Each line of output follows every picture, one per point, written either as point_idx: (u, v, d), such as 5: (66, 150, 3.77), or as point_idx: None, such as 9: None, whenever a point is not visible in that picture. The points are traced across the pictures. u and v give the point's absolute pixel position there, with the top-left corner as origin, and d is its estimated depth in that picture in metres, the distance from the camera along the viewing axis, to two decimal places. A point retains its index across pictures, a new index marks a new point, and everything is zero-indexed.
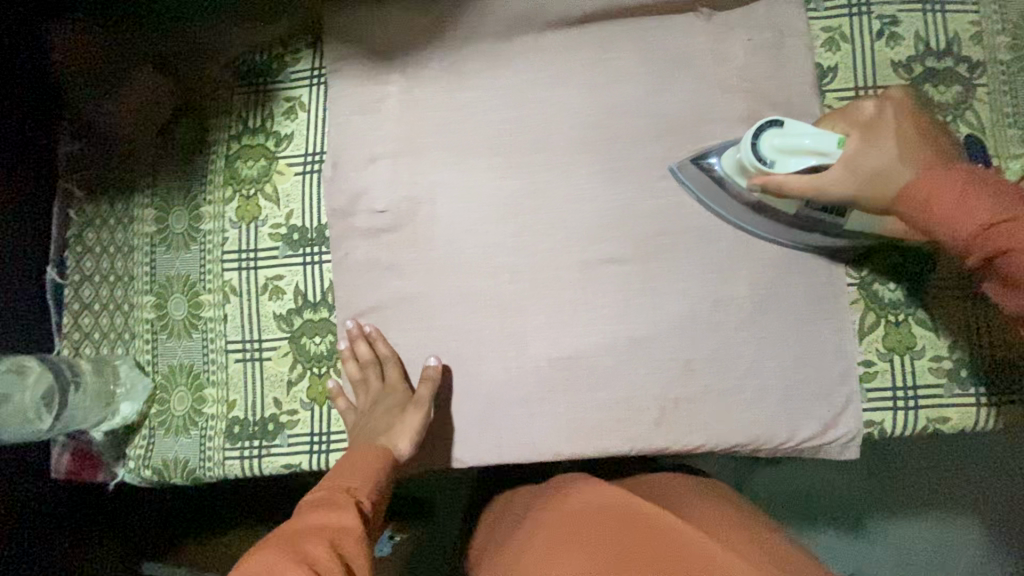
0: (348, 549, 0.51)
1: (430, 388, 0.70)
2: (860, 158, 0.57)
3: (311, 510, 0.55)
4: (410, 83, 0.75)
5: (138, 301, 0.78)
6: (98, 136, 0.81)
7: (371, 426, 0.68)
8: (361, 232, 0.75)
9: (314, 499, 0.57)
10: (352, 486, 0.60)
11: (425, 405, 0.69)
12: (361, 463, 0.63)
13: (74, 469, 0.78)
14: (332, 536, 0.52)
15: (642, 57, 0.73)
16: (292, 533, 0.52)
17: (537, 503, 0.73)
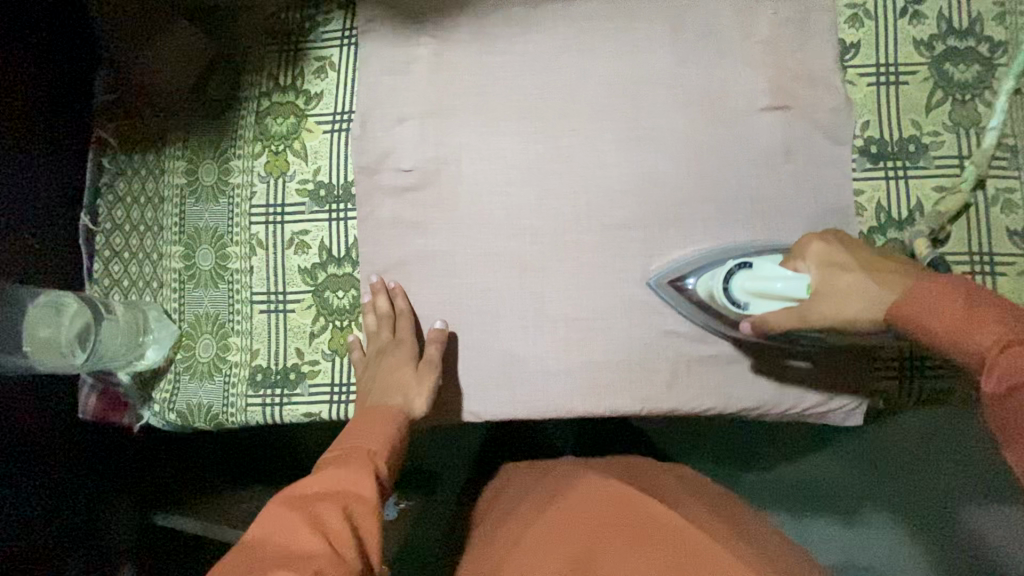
0: (360, 517, 0.54)
1: (438, 349, 0.72)
2: (844, 289, 0.56)
3: (332, 467, 0.58)
4: (440, 45, 0.77)
5: (166, 251, 0.81)
6: (133, 88, 0.83)
7: (385, 382, 0.70)
8: (387, 190, 0.77)
9: (335, 456, 0.60)
10: (371, 447, 0.61)
11: (437, 365, 0.71)
12: (383, 424, 0.64)
13: (101, 410, 0.81)
14: (347, 501, 0.54)
15: (669, 28, 0.74)
16: (310, 495, 0.55)
17: (535, 492, 0.75)
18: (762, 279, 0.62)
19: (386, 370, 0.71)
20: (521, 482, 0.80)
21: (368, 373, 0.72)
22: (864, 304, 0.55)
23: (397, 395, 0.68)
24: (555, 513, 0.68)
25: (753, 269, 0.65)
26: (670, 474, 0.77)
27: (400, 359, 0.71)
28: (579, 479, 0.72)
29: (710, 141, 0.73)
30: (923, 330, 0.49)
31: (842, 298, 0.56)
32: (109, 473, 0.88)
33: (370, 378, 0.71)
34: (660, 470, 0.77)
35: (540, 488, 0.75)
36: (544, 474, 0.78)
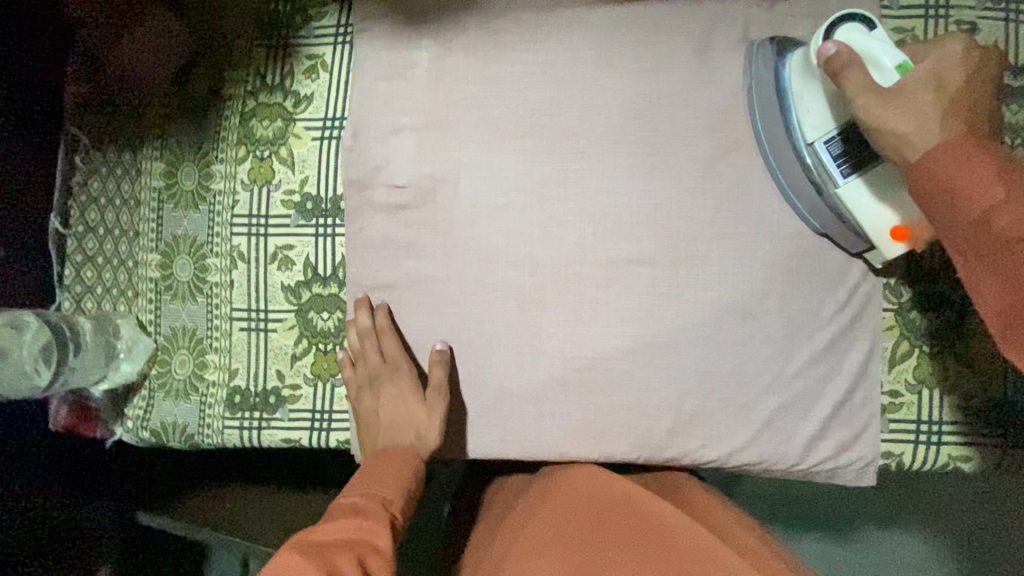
0: (376, 568, 0.51)
1: (442, 371, 0.68)
2: (914, 102, 0.50)
3: (347, 517, 0.55)
4: (442, 50, 0.70)
5: (143, 259, 0.76)
6: (108, 79, 0.76)
7: (395, 416, 0.68)
8: (378, 207, 0.71)
9: (352, 503, 0.57)
10: (386, 496, 0.59)
11: (445, 390, 0.68)
12: (399, 471, 0.62)
13: (73, 423, 0.76)
14: (363, 552, 0.51)
15: (693, 44, 0.67)
16: (323, 544, 0.51)
17: (530, 491, 0.71)
18: (873, 48, 0.53)
19: (391, 400, 0.68)
20: (507, 494, 0.76)
21: (370, 406, 0.69)
22: (911, 129, 0.49)
23: (410, 431, 0.67)
24: (555, 522, 0.63)
25: (874, 33, 0.54)
26: (669, 477, 0.73)
27: (405, 388, 0.68)
28: (581, 473, 0.68)
29: (730, 173, 0.67)
30: (937, 176, 0.46)
31: (902, 118, 0.50)
32: (86, 483, 0.85)
33: (374, 411, 0.69)
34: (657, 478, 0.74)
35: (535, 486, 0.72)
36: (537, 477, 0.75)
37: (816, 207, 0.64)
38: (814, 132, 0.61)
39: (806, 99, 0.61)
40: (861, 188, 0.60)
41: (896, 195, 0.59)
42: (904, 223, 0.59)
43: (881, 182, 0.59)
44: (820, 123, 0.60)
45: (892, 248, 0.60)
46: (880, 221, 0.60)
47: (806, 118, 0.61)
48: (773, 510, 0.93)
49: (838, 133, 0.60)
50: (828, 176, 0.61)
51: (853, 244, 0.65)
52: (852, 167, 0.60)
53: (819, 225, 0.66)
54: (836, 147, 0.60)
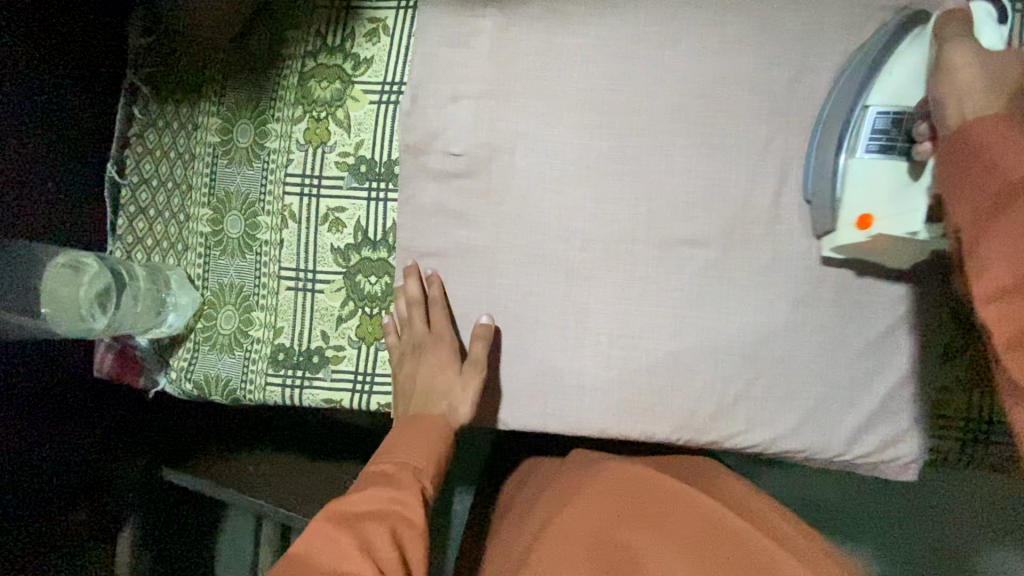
0: (410, 540, 0.50)
1: (484, 347, 0.67)
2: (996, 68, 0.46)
3: (378, 486, 0.54)
4: (507, 19, 0.70)
5: (194, 213, 0.77)
6: (172, 33, 0.77)
7: (426, 385, 0.66)
8: (432, 174, 0.71)
9: (382, 471, 0.56)
10: (418, 465, 0.58)
11: (482, 366, 0.67)
12: (427, 439, 0.60)
13: (116, 370, 0.77)
14: (396, 524, 0.50)
15: (764, 26, 0.66)
16: (357, 514, 0.51)
17: (563, 474, 0.72)
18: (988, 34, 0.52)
19: (427, 370, 0.67)
20: (539, 480, 0.76)
21: (408, 372, 0.68)
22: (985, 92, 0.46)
23: (439, 400, 0.65)
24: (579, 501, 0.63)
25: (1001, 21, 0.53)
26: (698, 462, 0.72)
27: (443, 358, 0.67)
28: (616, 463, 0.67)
29: (804, 169, 0.66)
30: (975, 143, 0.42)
31: (982, 78, 0.45)
32: (110, 436, 0.83)
33: (409, 377, 0.68)
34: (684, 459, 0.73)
35: (570, 469, 0.72)
36: (572, 458, 0.75)
37: (823, 171, 0.64)
38: (880, 98, 0.59)
39: (898, 63, 0.59)
40: (869, 168, 0.59)
41: (888, 188, 0.58)
42: (874, 218, 0.59)
43: (887, 175, 0.58)
44: (892, 94, 0.59)
45: (852, 234, 0.60)
46: (859, 204, 0.60)
47: (883, 83, 0.60)
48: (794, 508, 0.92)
49: (894, 110, 0.58)
50: (854, 143, 0.60)
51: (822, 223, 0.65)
52: (878, 146, 0.59)
53: (810, 189, 0.65)
54: (883, 121, 0.59)
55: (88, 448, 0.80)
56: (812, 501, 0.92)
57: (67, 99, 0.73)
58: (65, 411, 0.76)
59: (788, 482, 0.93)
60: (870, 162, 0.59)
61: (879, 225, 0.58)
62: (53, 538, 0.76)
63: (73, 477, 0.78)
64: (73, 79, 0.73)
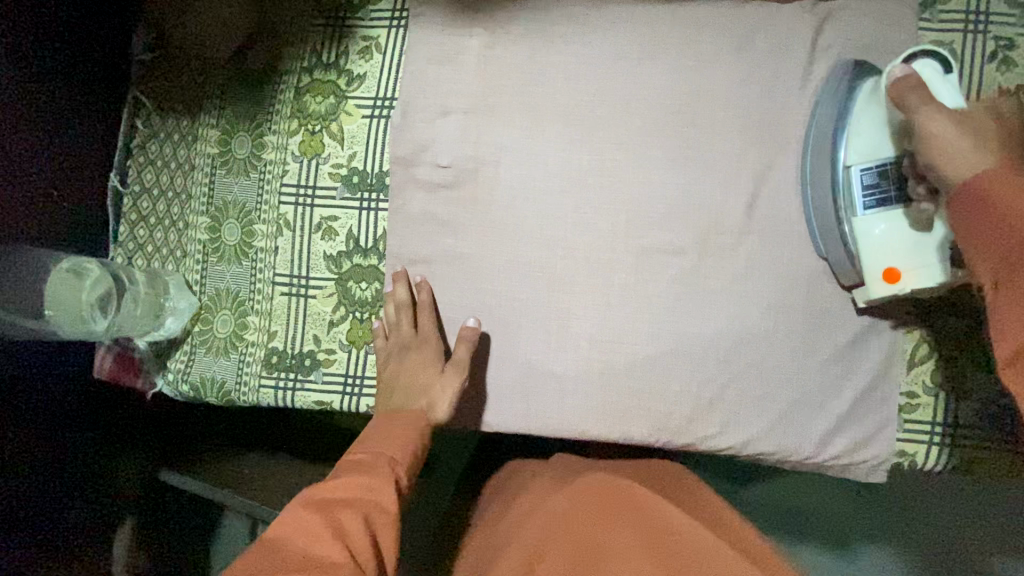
0: (382, 524, 0.52)
1: (467, 349, 0.70)
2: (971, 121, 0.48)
3: (353, 474, 0.56)
4: (492, 38, 0.73)
5: (193, 221, 0.80)
6: (174, 49, 0.81)
7: (410, 382, 0.69)
8: (420, 185, 0.74)
9: (359, 460, 0.59)
10: (394, 455, 0.60)
11: (464, 367, 0.69)
12: (405, 430, 0.63)
13: (116, 372, 0.80)
14: (369, 509, 0.53)
15: (736, 46, 0.70)
16: (332, 498, 0.53)
17: (538, 482, 0.74)
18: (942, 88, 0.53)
19: (411, 368, 0.69)
20: (519, 481, 0.78)
21: (392, 371, 0.70)
22: (966, 148, 0.46)
23: (422, 400, 0.67)
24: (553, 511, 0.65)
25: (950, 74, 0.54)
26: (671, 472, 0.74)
27: (427, 358, 0.70)
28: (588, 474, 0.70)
29: (810, 233, 0.69)
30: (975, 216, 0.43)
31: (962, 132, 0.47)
32: (104, 437, 0.85)
33: (393, 375, 0.70)
34: (663, 469, 0.75)
35: (544, 479, 0.75)
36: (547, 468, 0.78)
37: (830, 228, 0.66)
38: (856, 157, 0.62)
39: (861, 121, 0.62)
40: (875, 225, 0.61)
41: (902, 244, 0.60)
42: (899, 271, 0.60)
43: (895, 227, 0.60)
44: (867, 152, 0.61)
45: (880, 290, 0.62)
46: (878, 262, 0.62)
47: (853, 141, 0.62)
48: (772, 512, 0.95)
49: (877, 164, 0.61)
50: (850, 203, 0.63)
51: (847, 275, 0.67)
52: (875, 201, 0.61)
53: (823, 249, 0.68)
54: (869, 178, 0.61)
55: (82, 449, 0.82)
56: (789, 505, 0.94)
57: (71, 110, 0.76)
58: (57, 414, 0.78)
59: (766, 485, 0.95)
60: (872, 218, 0.61)
61: (908, 279, 0.60)
62: (58, 536, 0.79)
63: (70, 477, 0.80)
64: (78, 91, 0.77)
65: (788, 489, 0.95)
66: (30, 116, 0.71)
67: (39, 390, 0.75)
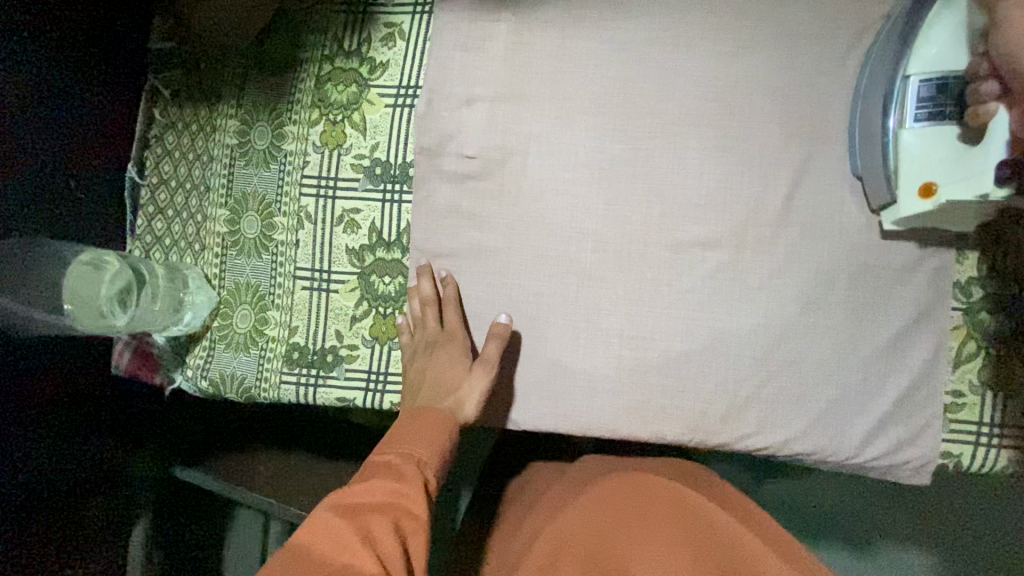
0: (412, 531, 0.51)
1: (497, 346, 0.68)
2: None
3: (381, 478, 0.54)
4: (521, 24, 0.71)
5: (212, 214, 0.78)
6: (192, 36, 0.78)
7: (438, 378, 0.67)
8: (446, 176, 0.72)
9: (386, 462, 0.56)
10: (422, 457, 0.58)
11: (493, 365, 0.67)
12: (433, 431, 0.61)
13: (133, 367, 0.79)
14: (398, 515, 0.51)
15: (775, 31, 0.67)
16: (360, 505, 0.51)
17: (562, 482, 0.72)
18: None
19: (439, 365, 0.68)
20: (541, 483, 0.76)
21: (419, 367, 0.69)
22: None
23: (448, 397, 0.65)
24: (574, 507, 0.64)
25: None
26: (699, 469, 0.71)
27: (455, 355, 0.68)
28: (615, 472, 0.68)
29: (850, 148, 0.66)
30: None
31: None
32: (121, 434, 0.84)
33: (419, 371, 0.68)
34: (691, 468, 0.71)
35: (569, 479, 0.72)
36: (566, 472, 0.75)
37: (869, 144, 0.63)
38: (917, 67, 0.58)
39: (933, 31, 0.56)
40: (920, 137, 0.57)
41: (948, 157, 0.55)
42: (938, 186, 0.56)
43: (942, 139, 0.56)
44: (931, 62, 0.57)
45: (915, 204, 0.59)
46: (917, 174, 0.58)
47: (918, 51, 0.57)
48: (803, 517, 0.90)
49: (938, 75, 0.56)
50: (899, 115, 0.59)
51: (879, 196, 0.64)
52: (926, 115, 0.57)
53: (861, 165, 0.65)
54: (926, 88, 0.57)
55: (97, 449, 0.80)
56: (823, 510, 0.90)
57: (87, 100, 0.74)
58: (69, 414, 0.75)
59: (796, 486, 0.91)
60: (919, 131, 0.57)
61: (942, 193, 0.56)
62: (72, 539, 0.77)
63: (81, 479, 0.78)
64: (96, 80, 0.75)
65: (822, 490, 0.90)
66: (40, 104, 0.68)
67: (57, 388, 0.73)
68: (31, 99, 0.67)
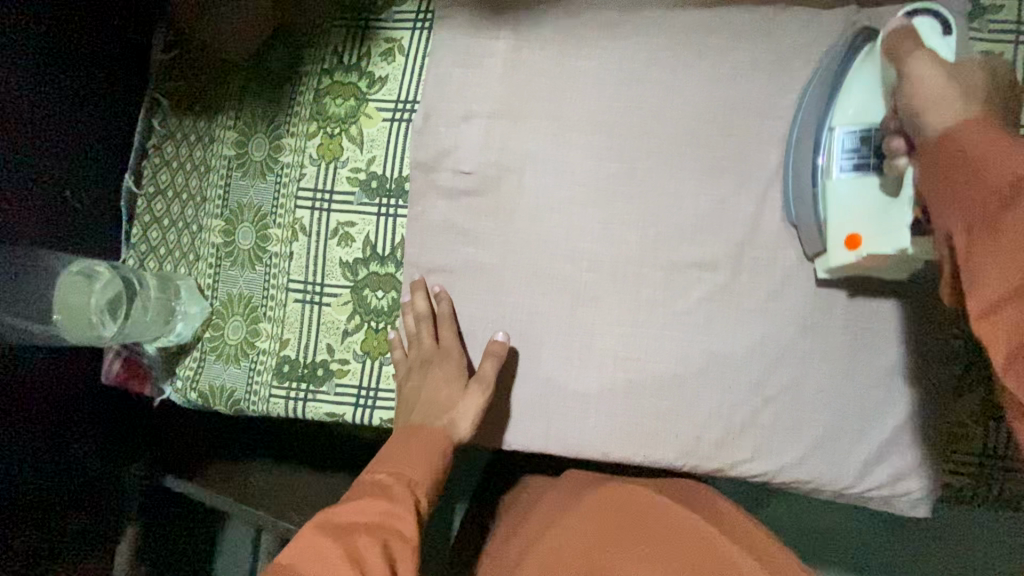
0: (400, 554, 0.50)
1: (493, 365, 0.67)
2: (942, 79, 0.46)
3: (372, 497, 0.53)
4: (521, 42, 0.71)
5: (207, 224, 0.78)
6: (194, 47, 0.79)
7: (431, 398, 0.65)
8: (442, 192, 0.72)
9: (376, 482, 0.56)
10: (412, 478, 0.57)
11: (488, 385, 0.65)
12: (426, 451, 0.60)
13: (122, 376, 0.78)
14: (388, 536, 0.50)
15: (775, 54, 0.67)
16: (347, 526, 0.50)
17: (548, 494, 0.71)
18: (939, 43, 0.51)
19: (434, 383, 0.66)
20: (527, 501, 0.74)
21: (413, 386, 0.67)
22: (944, 101, 0.45)
23: (442, 417, 0.64)
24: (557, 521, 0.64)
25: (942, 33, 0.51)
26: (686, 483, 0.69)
27: (451, 375, 0.66)
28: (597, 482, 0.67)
29: (784, 198, 0.66)
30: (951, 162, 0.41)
31: (945, 87, 0.45)
32: (107, 442, 0.83)
33: (413, 391, 0.67)
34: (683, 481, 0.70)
35: (555, 490, 0.71)
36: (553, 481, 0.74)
37: (802, 192, 0.63)
38: (842, 118, 0.59)
39: (854, 84, 0.59)
40: (849, 187, 0.58)
41: (873, 208, 0.56)
42: (862, 238, 0.57)
43: (866, 191, 0.57)
44: (855, 113, 0.58)
45: (841, 253, 0.59)
46: (845, 225, 0.58)
47: (842, 102, 0.59)
48: (799, 544, 0.88)
49: (861, 128, 0.58)
50: (827, 165, 0.60)
51: (814, 244, 0.64)
52: (852, 165, 0.58)
53: (794, 215, 0.65)
54: (852, 138, 0.58)
55: (83, 457, 0.79)
56: (822, 540, 0.87)
57: (85, 109, 0.74)
58: (54, 420, 0.74)
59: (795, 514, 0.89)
60: (846, 180, 0.58)
61: (867, 245, 0.57)
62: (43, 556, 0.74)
63: (63, 488, 0.76)
64: (97, 91, 0.76)
65: (821, 519, 0.88)
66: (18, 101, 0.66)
67: (44, 394, 0.73)
68: (6, 96, 0.65)
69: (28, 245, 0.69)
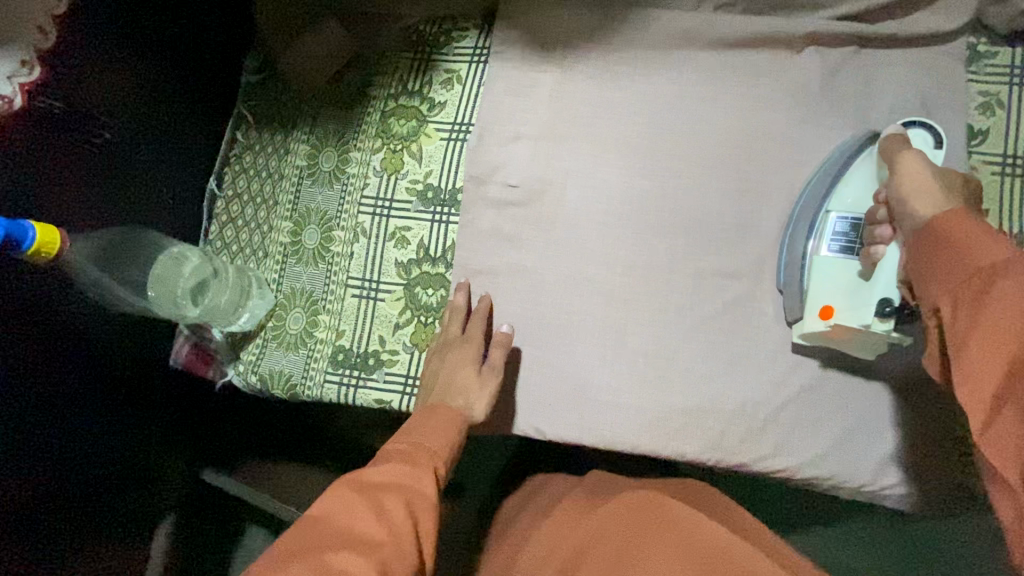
0: (422, 514, 0.54)
1: (501, 354, 0.73)
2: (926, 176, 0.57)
3: (397, 460, 0.57)
4: (565, 76, 0.81)
5: (278, 225, 0.87)
6: (277, 73, 0.90)
7: (449, 380, 0.70)
8: (490, 202, 0.80)
9: (400, 448, 0.60)
10: (434, 448, 0.61)
11: (498, 371, 0.72)
12: (445, 425, 0.64)
13: (190, 362, 0.86)
14: (412, 496, 0.54)
15: (792, 90, 0.75)
16: (374, 483, 0.54)
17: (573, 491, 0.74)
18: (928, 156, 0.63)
19: (450, 364, 0.72)
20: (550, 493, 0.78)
21: (434, 368, 0.73)
22: (927, 196, 0.56)
23: (458, 397, 0.69)
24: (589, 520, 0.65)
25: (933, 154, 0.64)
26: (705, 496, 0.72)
27: (468, 358, 0.72)
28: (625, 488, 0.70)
29: (776, 264, 0.73)
30: (940, 250, 0.49)
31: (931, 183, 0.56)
32: (169, 429, 0.89)
33: (434, 372, 0.73)
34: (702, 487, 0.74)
35: (581, 488, 0.74)
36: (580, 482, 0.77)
37: (794, 256, 0.71)
38: (838, 206, 0.68)
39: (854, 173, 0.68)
40: (833, 265, 0.67)
41: (850, 286, 0.65)
42: (835, 309, 0.65)
43: (847, 271, 0.66)
44: (850, 204, 0.68)
45: (814, 322, 0.66)
46: (822, 296, 0.66)
47: (842, 188, 0.69)
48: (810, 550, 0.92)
49: (853, 216, 0.67)
50: (820, 241, 0.68)
51: (793, 310, 0.71)
52: (840, 247, 0.67)
53: (782, 280, 0.72)
54: (843, 223, 0.67)
55: (146, 440, 0.84)
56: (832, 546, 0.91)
57: (182, 123, 0.85)
58: (129, 398, 0.81)
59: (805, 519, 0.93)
60: (833, 257, 0.67)
61: (840, 315, 0.64)
62: (95, 534, 0.77)
63: (125, 469, 0.80)
64: (193, 109, 0.86)
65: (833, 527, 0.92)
66: (137, 108, 0.76)
67: (128, 372, 0.80)
68: (130, 110, 0.75)
69: (129, 230, 0.78)
